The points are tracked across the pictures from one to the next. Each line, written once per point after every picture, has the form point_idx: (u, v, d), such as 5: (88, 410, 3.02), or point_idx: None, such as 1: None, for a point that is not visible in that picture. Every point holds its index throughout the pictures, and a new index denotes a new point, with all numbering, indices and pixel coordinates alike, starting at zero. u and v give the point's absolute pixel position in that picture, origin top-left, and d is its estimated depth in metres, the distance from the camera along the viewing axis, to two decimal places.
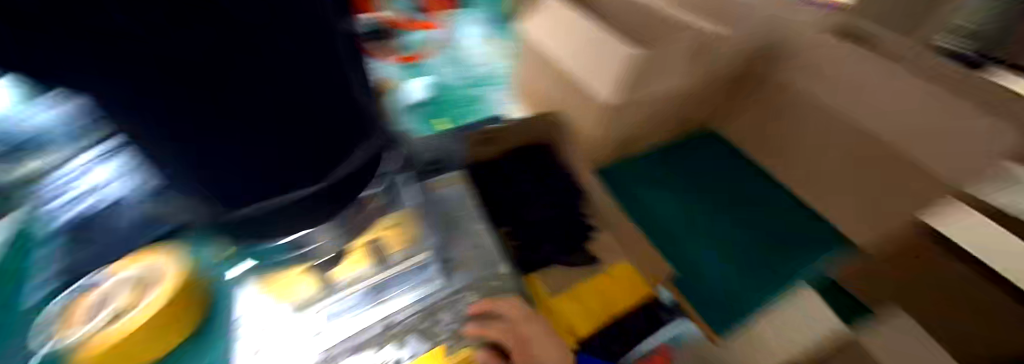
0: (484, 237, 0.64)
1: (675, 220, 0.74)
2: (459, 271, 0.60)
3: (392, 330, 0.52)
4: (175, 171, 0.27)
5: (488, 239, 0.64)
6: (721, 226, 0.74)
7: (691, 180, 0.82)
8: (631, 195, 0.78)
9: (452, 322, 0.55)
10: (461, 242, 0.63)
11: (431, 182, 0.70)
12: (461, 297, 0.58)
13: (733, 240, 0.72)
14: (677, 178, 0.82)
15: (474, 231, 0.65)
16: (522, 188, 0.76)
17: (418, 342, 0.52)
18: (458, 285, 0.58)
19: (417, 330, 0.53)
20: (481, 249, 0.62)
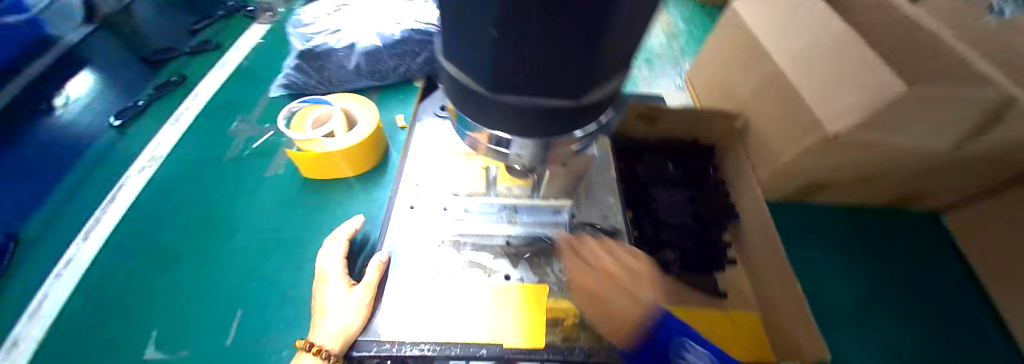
0: (616, 212, 0.61)
1: (848, 304, 0.61)
2: (581, 233, 0.58)
3: (509, 251, 0.56)
4: (452, 38, 0.25)
5: (619, 217, 0.60)
6: (911, 339, 0.59)
7: (881, 269, 0.66)
8: (800, 251, 0.66)
9: (562, 273, 0.54)
10: (592, 207, 0.61)
11: None
12: None
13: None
14: (868, 259, 0.67)
15: (607, 202, 0.62)
16: (669, 183, 0.70)
17: (528, 272, 0.54)
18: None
19: (531, 261, 0.55)
20: (608, 222, 0.60)
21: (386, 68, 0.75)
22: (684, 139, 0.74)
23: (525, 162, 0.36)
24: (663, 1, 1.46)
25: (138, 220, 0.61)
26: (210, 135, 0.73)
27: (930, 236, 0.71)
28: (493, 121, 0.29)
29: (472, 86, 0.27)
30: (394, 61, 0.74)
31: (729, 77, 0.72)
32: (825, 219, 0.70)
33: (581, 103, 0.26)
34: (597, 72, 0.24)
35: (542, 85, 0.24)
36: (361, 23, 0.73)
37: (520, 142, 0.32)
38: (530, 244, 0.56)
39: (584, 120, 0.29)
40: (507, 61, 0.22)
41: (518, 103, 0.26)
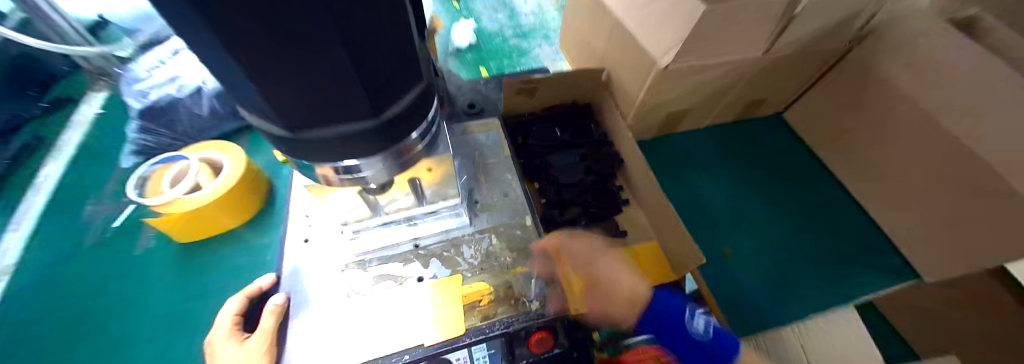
0: (514, 187, 0.64)
1: (725, 211, 0.76)
2: (485, 213, 0.61)
3: (419, 252, 0.56)
4: (239, 97, 0.26)
5: (516, 190, 0.64)
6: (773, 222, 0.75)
7: (745, 174, 0.81)
8: (682, 181, 0.79)
9: (473, 257, 0.56)
10: (491, 188, 0.64)
11: (467, 126, 0.71)
12: (484, 238, 0.58)
13: (784, 240, 0.73)
14: (733, 169, 0.81)
15: (505, 180, 0.65)
16: (563, 146, 0.74)
17: (440, 267, 0.55)
18: (483, 226, 0.59)
19: (440, 255, 0.56)
20: (508, 198, 0.62)
21: None
22: (566, 103, 0.79)
23: (382, 176, 0.36)
24: None
25: (3, 351, 0.53)
26: (60, 228, 0.64)
27: (777, 136, 0.87)
28: (313, 158, 0.30)
29: (275, 131, 0.28)
30: None
31: (588, 37, 0.78)
32: (693, 139, 0.84)
33: (383, 117, 0.29)
34: (382, 85, 0.27)
35: (335, 110, 0.27)
36: (199, 64, 0.67)
37: (369, 164, 0.33)
38: (436, 239, 0.57)
39: (404, 130, 0.31)
40: (287, 93, 0.24)
41: (326, 136, 0.28)
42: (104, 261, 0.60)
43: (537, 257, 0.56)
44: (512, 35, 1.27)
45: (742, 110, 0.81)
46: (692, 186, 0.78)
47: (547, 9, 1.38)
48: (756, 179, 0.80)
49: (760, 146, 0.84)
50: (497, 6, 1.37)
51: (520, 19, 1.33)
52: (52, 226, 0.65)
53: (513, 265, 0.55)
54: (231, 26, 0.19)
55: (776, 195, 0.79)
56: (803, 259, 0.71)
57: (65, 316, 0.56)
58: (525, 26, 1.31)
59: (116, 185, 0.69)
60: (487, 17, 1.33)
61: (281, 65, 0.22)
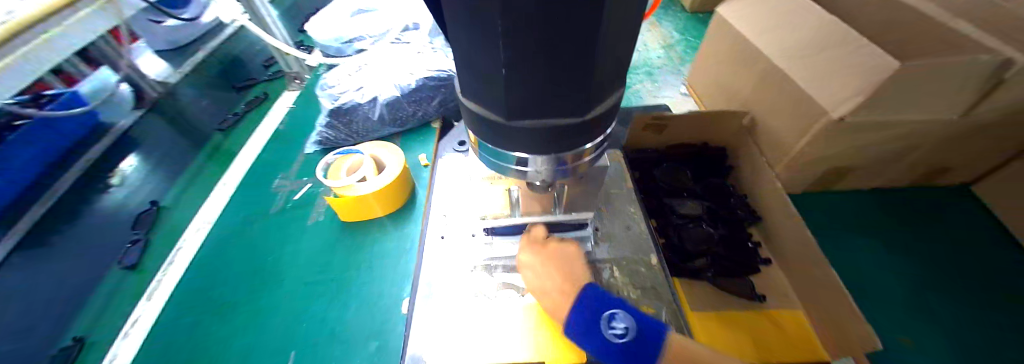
0: (638, 221, 0.62)
1: (897, 293, 0.59)
2: (606, 244, 0.60)
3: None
4: (466, 79, 0.29)
5: (640, 224, 0.62)
6: (964, 316, 0.57)
7: (920, 251, 0.64)
8: (831, 241, 0.66)
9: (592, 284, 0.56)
10: (613, 219, 0.63)
11: None
12: (605, 268, 0.57)
13: (987, 351, 0.53)
14: (909, 242, 0.65)
15: (628, 213, 0.64)
16: (690, 188, 0.71)
17: None
18: (604, 255, 0.58)
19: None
20: (631, 232, 0.61)
21: (406, 114, 0.81)
22: (698, 144, 0.75)
23: (543, 178, 0.39)
24: (657, 15, 1.51)
25: (202, 272, 0.68)
26: (253, 191, 0.80)
27: (979, 220, 0.67)
28: (508, 145, 0.32)
29: (489, 117, 0.31)
30: (411, 107, 0.81)
31: (729, 78, 0.74)
32: (853, 195, 0.71)
33: (586, 117, 0.30)
34: (594, 86, 0.28)
35: (546, 102, 0.28)
36: (379, 78, 0.80)
37: (535, 160, 0.35)
38: None
39: (596, 130, 0.32)
40: (521, 90, 0.27)
41: (531, 125, 0.30)
42: (281, 224, 0.72)
43: (658, 297, 0.53)
44: None
45: (915, 178, 0.69)
46: (844, 246, 0.65)
47: (652, 45, 1.37)
48: (944, 253, 0.64)
49: (948, 217, 0.68)
50: None
51: None
52: (248, 189, 0.81)
53: (636, 303, 0.53)
54: (516, 28, 0.21)
55: (976, 277, 0.61)
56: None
57: (247, 261, 0.68)
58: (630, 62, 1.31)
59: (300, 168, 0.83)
60: None
61: (534, 62, 0.24)
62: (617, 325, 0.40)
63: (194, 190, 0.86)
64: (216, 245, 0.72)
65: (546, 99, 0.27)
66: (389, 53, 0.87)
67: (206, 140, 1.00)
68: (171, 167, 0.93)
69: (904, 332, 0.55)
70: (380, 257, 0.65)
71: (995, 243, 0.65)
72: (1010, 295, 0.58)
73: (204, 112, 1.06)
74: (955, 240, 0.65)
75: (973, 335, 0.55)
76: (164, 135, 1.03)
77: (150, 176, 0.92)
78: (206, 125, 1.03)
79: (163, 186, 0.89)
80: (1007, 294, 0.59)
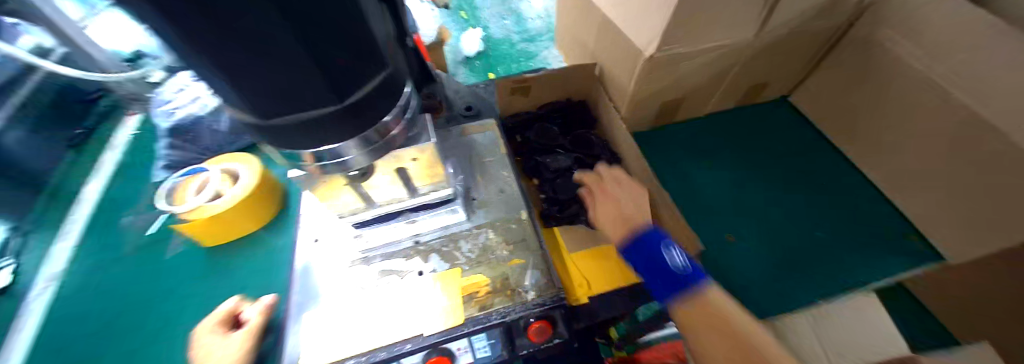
0: (510, 183, 0.66)
1: (732, 204, 0.70)
2: (482, 210, 0.62)
3: (420, 247, 0.58)
4: (210, 81, 0.27)
5: (513, 185, 0.65)
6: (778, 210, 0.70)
7: (742, 156, 0.77)
8: (677, 163, 0.76)
9: (471, 252, 0.58)
10: (488, 185, 0.66)
11: (465, 128, 0.73)
12: (482, 233, 0.59)
13: (779, 226, 0.68)
14: (730, 157, 0.77)
15: (501, 177, 0.67)
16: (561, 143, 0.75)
17: (438, 262, 0.57)
18: (479, 221, 0.61)
19: (440, 251, 0.58)
20: (505, 194, 0.64)
21: None
22: (564, 100, 0.80)
23: (364, 163, 0.38)
24: None
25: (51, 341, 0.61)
26: (106, 238, 0.74)
27: (790, 130, 0.80)
28: (291, 143, 0.31)
29: (244, 117, 0.29)
30: None
31: (580, 30, 0.79)
32: (693, 121, 0.81)
33: (343, 105, 0.30)
34: (341, 72, 0.28)
35: (300, 97, 0.28)
36: None
37: (347, 148, 0.34)
38: (434, 235, 0.59)
39: (371, 114, 0.33)
40: (252, 85, 0.26)
41: (300, 123, 0.29)
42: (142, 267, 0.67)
43: (529, 248, 0.57)
44: (520, 40, 1.31)
45: (742, 97, 0.80)
46: (689, 167, 0.75)
47: (553, 13, 1.40)
48: (757, 156, 0.78)
49: (765, 126, 0.81)
50: (502, 14, 1.40)
51: (527, 24, 1.36)
52: (100, 237, 0.74)
53: (510, 258, 0.56)
54: (187, 14, 0.21)
55: (778, 169, 0.76)
56: (807, 228, 0.68)
57: (107, 314, 0.63)
58: (531, 31, 1.34)
59: (151, 197, 0.79)
60: (493, 24, 1.37)
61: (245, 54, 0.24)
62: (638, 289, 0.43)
63: (29, 248, 0.74)
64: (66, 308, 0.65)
65: (287, 93, 0.27)
66: None
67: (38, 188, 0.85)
68: None
69: (729, 224, 0.68)
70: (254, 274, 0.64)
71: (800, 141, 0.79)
72: (801, 178, 0.74)
73: None
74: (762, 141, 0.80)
75: (777, 217, 0.68)
76: None
77: None
78: None
79: None
80: (799, 177, 0.74)
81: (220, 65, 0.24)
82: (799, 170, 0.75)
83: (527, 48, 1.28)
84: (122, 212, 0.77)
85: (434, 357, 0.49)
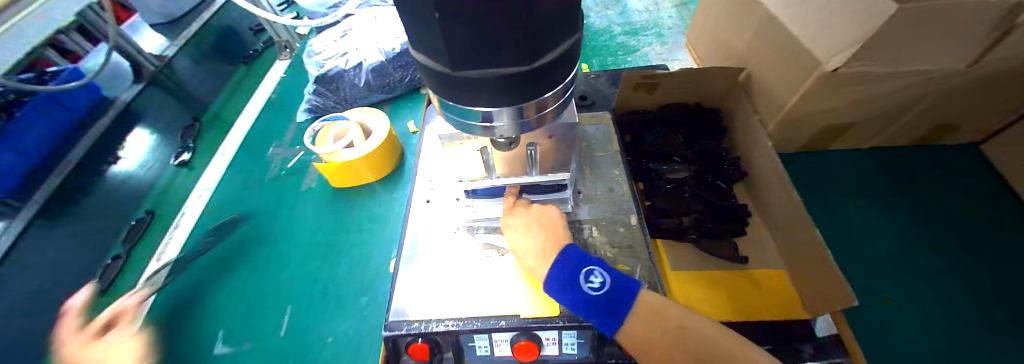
0: (620, 183, 0.62)
1: (884, 258, 0.58)
2: (587, 205, 0.60)
3: None
4: (411, 30, 0.29)
5: (623, 186, 0.62)
6: (948, 277, 0.56)
7: (907, 201, 0.64)
8: (817, 194, 0.66)
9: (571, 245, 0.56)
10: (595, 181, 0.63)
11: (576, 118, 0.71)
12: (585, 228, 0.57)
13: (957, 293, 0.55)
14: (890, 198, 0.64)
15: (610, 174, 0.64)
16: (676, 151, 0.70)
17: None
18: (584, 216, 0.59)
19: None
20: (613, 193, 0.61)
21: (393, 80, 0.82)
22: (687, 105, 0.74)
23: (509, 133, 0.38)
24: None
25: (204, 237, 0.72)
26: (252, 160, 0.85)
27: (983, 192, 0.64)
28: (467, 99, 0.32)
29: (437, 68, 0.31)
30: (398, 73, 0.82)
31: (728, 34, 0.71)
32: (844, 152, 0.70)
33: (531, 67, 0.29)
34: (541, 35, 0.27)
35: (494, 53, 0.27)
36: (363, 43, 0.79)
37: (501, 114, 0.35)
38: None
39: (547, 81, 0.32)
40: (460, 37, 0.26)
41: (484, 78, 0.29)
42: (277, 192, 0.77)
43: (634, 255, 0.54)
44: (622, 33, 1.23)
45: (914, 136, 0.66)
46: (829, 202, 0.65)
47: (666, 7, 1.30)
48: (927, 203, 0.64)
49: (944, 172, 0.66)
50: (608, 4, 1.34)
51: (631, 16, 1.28)
52: (245, 159, 0.85)
53: (613, 261, 0.53)
54: None
55: (961, 225, 0.61)
56: (998, 301, 0.53)
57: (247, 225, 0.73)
58: (636, 24, 1.25)
59: (293, 135, 0.88)
60: (597, 14, 1.31)
61: (471, 10, 0.23)
62: (596, 280, 0.42)
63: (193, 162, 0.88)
64: (216, 213, 0.76)
65: (488, 50, 0.27)
66: (377, 17, 0.86)
67: (202, 112, 1.01)
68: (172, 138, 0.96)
69: (883, 274, 0.57)
70: (366, 219, 0.69)
71: (992, 203, 0.63)
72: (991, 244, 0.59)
73: (201, 87, 1.08)
74: (936, 189, 0.65)
75: (949, 283, 0.56)
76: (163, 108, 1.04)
77: (153, 148, 0.95)
78: (205, 99, 1.04)
79: (167, 159, 0.92)
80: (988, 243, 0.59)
81: (443, 19, 0.24)
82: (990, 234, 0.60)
83: (635, 41, 1.20)
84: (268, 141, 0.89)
85: (523, 339, 0.48)
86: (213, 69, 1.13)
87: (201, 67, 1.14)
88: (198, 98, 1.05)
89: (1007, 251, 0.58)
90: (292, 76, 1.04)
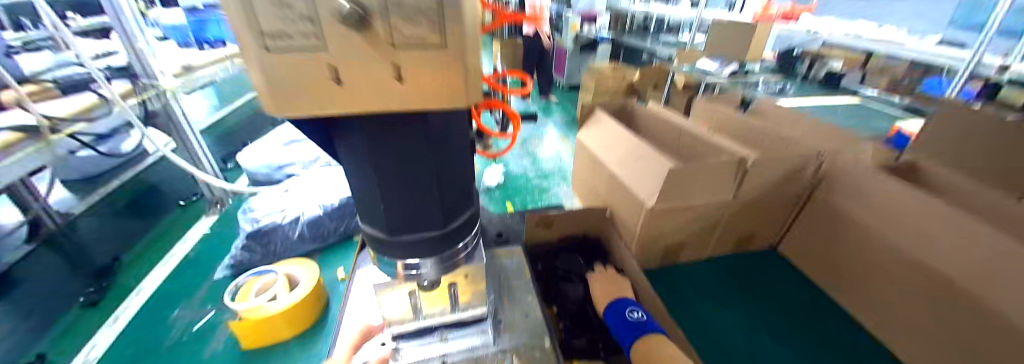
0: (535, 308, 0.72)
1: (745, 344, 0.73)
2: (508, 334, 0.67)
3: None
4: (362, 209, 0.41)
5: (537, 311, 0.71)
6: (788, 354, 0.71)
7: (748, 294, 0.84)
8: (686, 298, 0.82)
9: None
10: (514, 308, 0.72)
11: (496, 251, 0.83)
12: (507, 358, 0.63)
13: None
14: (736, 294, 0.83)
15: (527, 301, 0.73)
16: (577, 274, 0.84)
17: None
18: (505, 345, 0.65)
19: None
20: (529, 317, 0.69)
21: (327, 230, 0.90)
22: (581, 234, 0.92)
23: (428, 277, 0.47)
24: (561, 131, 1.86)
25: None
26: (148, 326, 0.78)
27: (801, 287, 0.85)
28: (398, 256, 0.42)
29: (376, 235, 0.41)
30: (334, 223, 0.90)
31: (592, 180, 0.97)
32: (700, 263, 0.91)
33: (443, 229, 0.42)
34: (449, 208, 0.41)
35: (417, 222, 0.40)
36: (302, 200, 0.89)
37: (424, 263, 0.44)
38: (460, 355, 0.62)
39: (456, 239, 0.44)
40: (393, 212, 0.38)
41: (412, 239, 0.40)
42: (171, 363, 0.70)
43: None
44: (535, 176, 1.52)
45: (738, 245, 0.91)
46: (698, 305, 0.81)
47: (565, 157, 1.65)
48: (762, 295, 0.83)
49: (767, 270, 0.90)
50: (521, 154, 1.67)
51: (540, 164, 1.59)
52: (139, 327, 0.78)
53: None
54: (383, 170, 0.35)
55: (786, 309, 0.80)
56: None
57: None
58: (545, 169, 1.56)
59: (206, 293, 0.85)
60: (513, 163, 1.60)
61: (402, 194, 0.37)
62: None
63: (66, 334, 0.77)
64: None
65: (414, 218, 0.39)
66: (318, 177, 0.99)
67: (92, 276, 0.91)
68: (42, 305, 0.84)
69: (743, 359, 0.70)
70: None
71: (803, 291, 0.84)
72: (811, 322, 0.77)
73: (100, 246, 1.00)
74: (766, 282, 0.86)
75: (791, 359, 0.70)
76: (40, 271, 0.93)
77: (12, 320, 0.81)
78: (99, 258, 0.96)
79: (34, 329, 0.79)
80: (808, 321, 0.78)
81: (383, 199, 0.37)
82: (807, 313, 0.79)
83: (544, 183, 1.47)
84: (177, 303, 0.83)
85: None
86: (120, 227, 1.08)
87: (107, 225, 1.09)
88: (92, 258, 0.96)
89: (819, 325, 0.77)
90: (216, 235, 1.04)
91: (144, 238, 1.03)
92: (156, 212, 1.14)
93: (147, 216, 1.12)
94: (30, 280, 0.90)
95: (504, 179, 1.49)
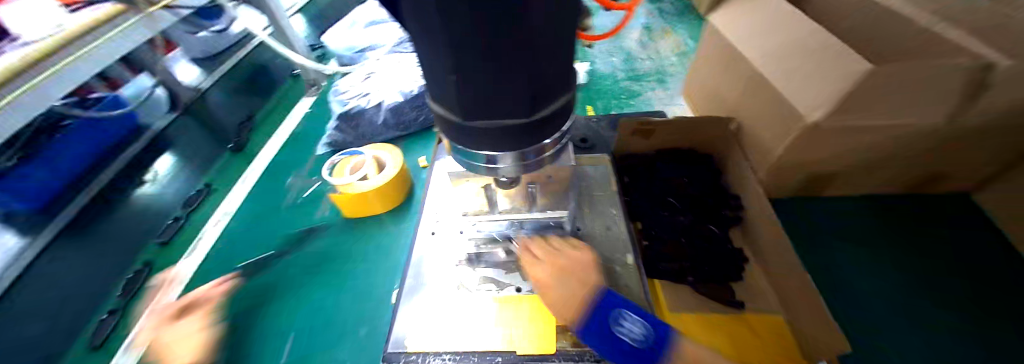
0: (620, 222, 0.64)
1: (880, 295, 0.60)
2: (588, 243, 0.62)
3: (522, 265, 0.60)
4: (429, 83, 0.33)
5: (621, 225, 0.64)
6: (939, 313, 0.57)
7: (897, 238, 0.66)
8: (810, 235, 0.68)
9: None
10: (597, 220, 0.65)
11: (580, 158, 0.75)
12: None
13: (946, 328, 0.56)
14: (880, 239, 0.67)
15: (611, 214, 0.66)
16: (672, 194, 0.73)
17: None
18: None
19: None
20: (611, 232, 0.63)
21: (408, 119, 0.89)
22: (682, 148, 0.78)
23: (513, 173, 0.41)
24: (667, 23, 1.52)
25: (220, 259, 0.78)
26: (272, 188, 0.91)
27: (990, 251, 0.64)
28: (474, 144, 0.36)
29: (451, 118, 0.34)
30: (413, 112, 0.89)
31: (717, 86, 0.77)
32: (840, 200, 0.72)
33: (532, 119, 0.33)
34: (539, 91, 0.31)
35: (500, 107, 0.31)
36: (383, 86, 0.87)
37: (504, 156, 0.38)
38: None
39: (546, 130, 0.36)
40: (471, 94, 0.30)
41: (493, 127, 0.33)
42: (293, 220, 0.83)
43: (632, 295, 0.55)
44: (623, 78, 1.30)
45: (906, 185, 0.69)
46: (823, 248, 0.67)
47: (666, 56, 1.38)
48: (919, 243, 0.66)
49: (940, 219, 0.68)
50: (610, 51, 1.43)
51: (633, 63, 1.36)
52: (267, 188, 0.92)
53: None
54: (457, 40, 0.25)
55: (950, 262, 0.63)
56: (984, 333, 0.55)
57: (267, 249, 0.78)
58: (639, 71, 1.32)
59: (311, 167, 0.95)
60: (601, 60, 1.39)
61: (484, 70, 0.28)
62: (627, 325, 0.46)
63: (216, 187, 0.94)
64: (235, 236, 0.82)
65: (496, 102, 0.31)
66: (398, 63, 0.95)
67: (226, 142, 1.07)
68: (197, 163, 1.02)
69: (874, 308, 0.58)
70: (373, 247, 0.73)
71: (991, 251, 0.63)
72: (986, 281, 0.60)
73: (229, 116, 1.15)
74: (932, 230, 0.67)
75: (947, 325, 0.56)
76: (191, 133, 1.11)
77: (179, 172, 1.00)
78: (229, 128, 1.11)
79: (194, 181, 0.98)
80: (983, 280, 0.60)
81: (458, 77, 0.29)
82: (982, 270, 0.61)
83: (636, 85, 1.27)
84: (289, 173, 0.95)
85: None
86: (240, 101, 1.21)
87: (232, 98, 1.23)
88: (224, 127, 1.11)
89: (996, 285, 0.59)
90: (315, 115, 1.13)
91: (260, 113, 1.15)
92: (266, 89, 1.25)
93: (260, 92, 1.23)
94: (184, 141, 1.08)
95: (589, 78, 1.32)
